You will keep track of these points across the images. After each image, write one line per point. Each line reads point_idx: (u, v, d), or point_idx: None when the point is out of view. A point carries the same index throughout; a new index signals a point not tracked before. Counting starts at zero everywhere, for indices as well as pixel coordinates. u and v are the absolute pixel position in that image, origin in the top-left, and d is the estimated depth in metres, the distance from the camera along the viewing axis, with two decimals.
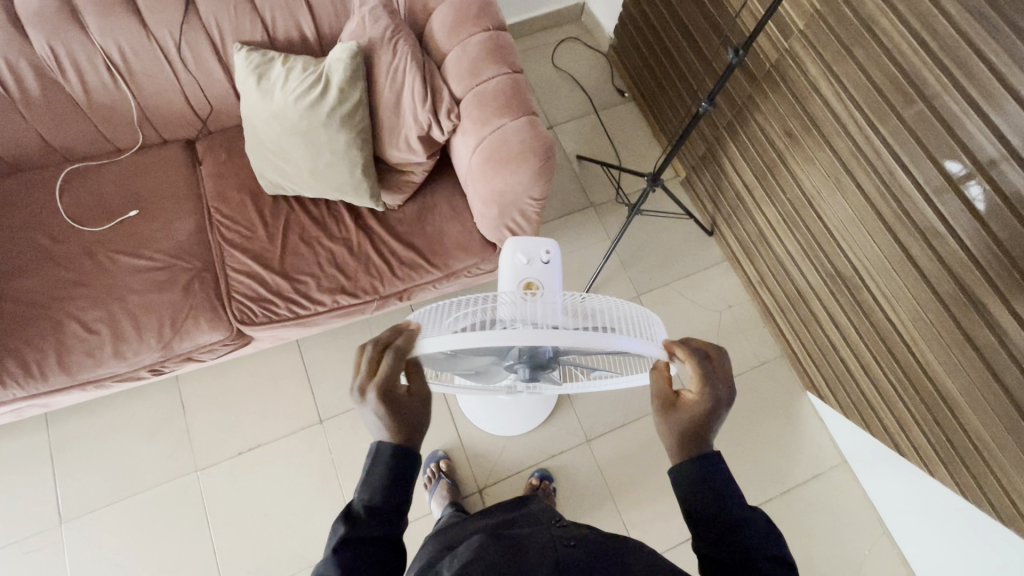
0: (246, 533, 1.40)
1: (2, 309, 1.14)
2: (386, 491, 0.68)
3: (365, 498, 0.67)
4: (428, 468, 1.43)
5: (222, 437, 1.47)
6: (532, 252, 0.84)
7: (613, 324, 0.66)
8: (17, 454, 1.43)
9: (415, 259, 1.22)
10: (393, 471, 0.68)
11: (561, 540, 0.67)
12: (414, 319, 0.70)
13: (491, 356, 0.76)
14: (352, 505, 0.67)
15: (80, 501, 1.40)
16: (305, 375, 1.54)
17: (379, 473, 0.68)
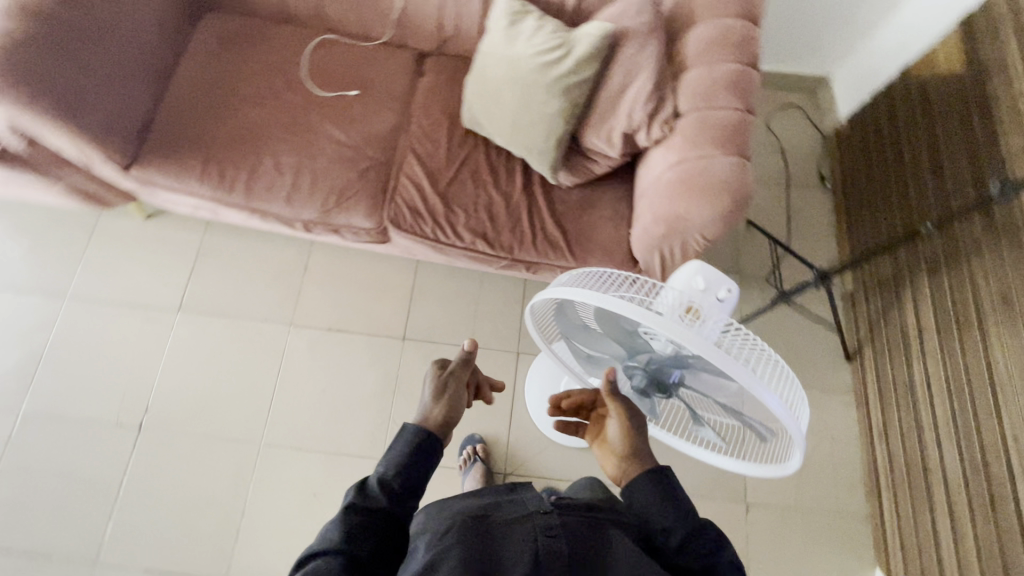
0: (301, 396, 1.53)
1: (227, 122, 1.33)
2: (402, 468, 0.71)
3: (382, 472, 0.71)
4: (465, 449, 1.46)
5: (322, 309, 1.62)
6: (712, 285, 0.80)
7: (764, 374, 0.62)
8: (176, 239, 1.68)
9: (558, 240, 1.24)
10: (420, 447, 0.74)
11: (542, 526, 0.65)
12: (576, 275, 0.74)
13: (620, 349, 0.77)
14: (369, 477, 0.71)
15: (200, 301, 1.61)
16: (408, 292, 1.64)
17: (400, 452, 0.73)
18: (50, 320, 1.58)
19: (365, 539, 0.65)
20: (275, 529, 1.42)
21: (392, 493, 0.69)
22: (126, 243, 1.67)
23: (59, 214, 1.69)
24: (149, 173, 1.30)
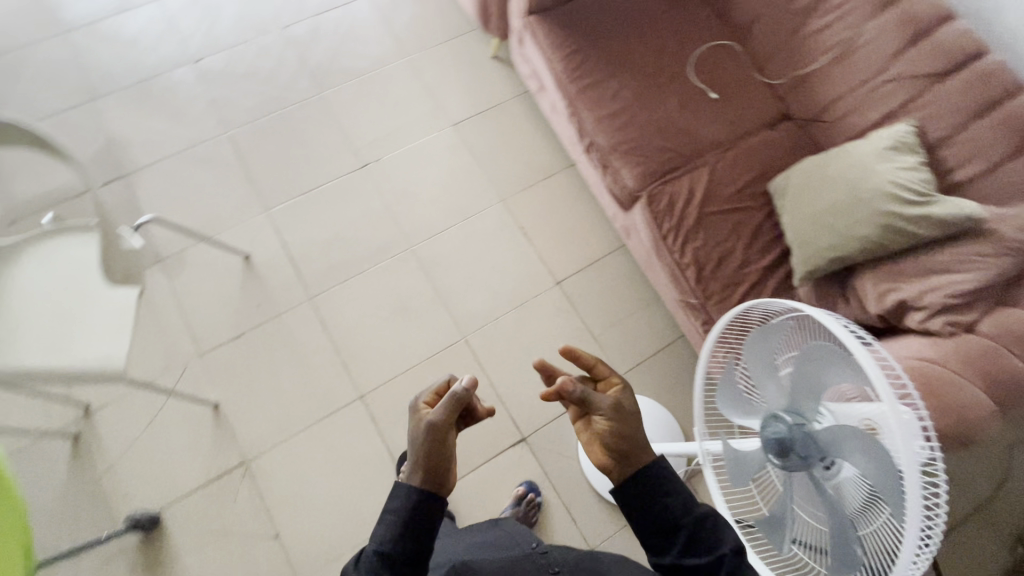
0: (460, 248, 1.71)
1: (614, 39, 1.51)
2: (398, 537, 0.72)
3: (379, 545, 0.72)
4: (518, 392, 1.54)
5: (531, 210, 1.77)
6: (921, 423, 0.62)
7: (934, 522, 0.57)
8: (495, 83, 1.94)
9: None
10: (417, 502, 0.74)
11: None
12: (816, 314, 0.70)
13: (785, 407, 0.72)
14: (366, 548, 0.73)
15: (469, 131, 1.87)
16: (592, 258, 1.71)
17: (391, 518, 0.73)
18: (386, 62, 1.96)
19: None
20: (365, 304, 1.64)
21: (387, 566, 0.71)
22: (467, 60, 1.98)
23: (452, 10, 2.06)
24: (539, 26, 1.52)
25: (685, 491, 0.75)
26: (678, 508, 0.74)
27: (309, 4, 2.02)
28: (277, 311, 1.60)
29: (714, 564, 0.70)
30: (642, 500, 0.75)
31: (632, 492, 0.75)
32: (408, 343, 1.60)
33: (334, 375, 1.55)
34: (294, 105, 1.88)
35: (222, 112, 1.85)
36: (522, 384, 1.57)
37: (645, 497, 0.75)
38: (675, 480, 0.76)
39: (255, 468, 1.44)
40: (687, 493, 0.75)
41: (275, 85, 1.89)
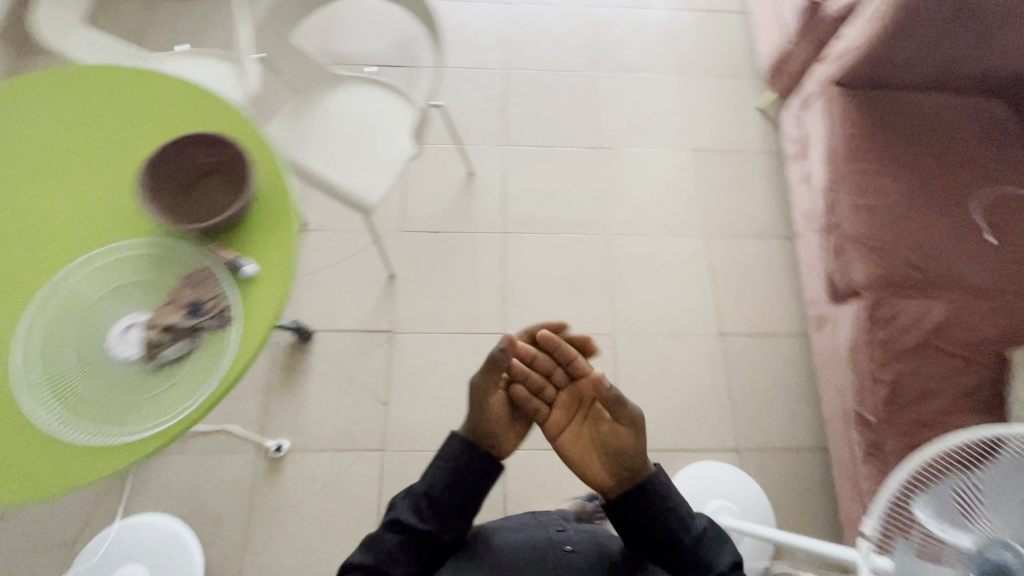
0: (648, 256, 1.75)
1: (909, 141, 1.46)
2: (444, 485, 0.90)
3: (426, 488, 0.91)
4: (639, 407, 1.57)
5: (728, 258, 1.76)
6: None
7: None
8: (750, 131, 1.95)
9: None
10: (466, 460, 0.92)
11: (563, 545, 0.93)
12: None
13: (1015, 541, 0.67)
14: (415, 488, 0.92)
15: (705, 163, 1.90)
16: (766, 331, 1.67)
17: (438, 470, 0.92)
18: (660, 70, 2.05)
19: (409, 553, 0.87)
20: (544, 260, 1.73)
21: (421, 506, 0.89)
22: (734, 100, 2.01)
23: (742, 51, 2.09)
24: (836, 99, 1.53)
25: (683, 510, 0.89)
26: (682, 530, 0.87)
27: None
28: (473, 228, 1.75)
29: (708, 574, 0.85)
30: (650, 514, 0.88)
31: (644, 501, 0.89)
32: (564, 312, 1.66)
33: (491, 304, 1.66)
34: (567, 70, 2.01)
35: (507, 49, 2.03)
36: (644, 403, 1.58)
37: (652, 510, 0.88)
38: (676, 499, 0.89)
39: (397, 340, 1.60)
40: (687, 512, 0.89)
41: (559, 48, 2.05)
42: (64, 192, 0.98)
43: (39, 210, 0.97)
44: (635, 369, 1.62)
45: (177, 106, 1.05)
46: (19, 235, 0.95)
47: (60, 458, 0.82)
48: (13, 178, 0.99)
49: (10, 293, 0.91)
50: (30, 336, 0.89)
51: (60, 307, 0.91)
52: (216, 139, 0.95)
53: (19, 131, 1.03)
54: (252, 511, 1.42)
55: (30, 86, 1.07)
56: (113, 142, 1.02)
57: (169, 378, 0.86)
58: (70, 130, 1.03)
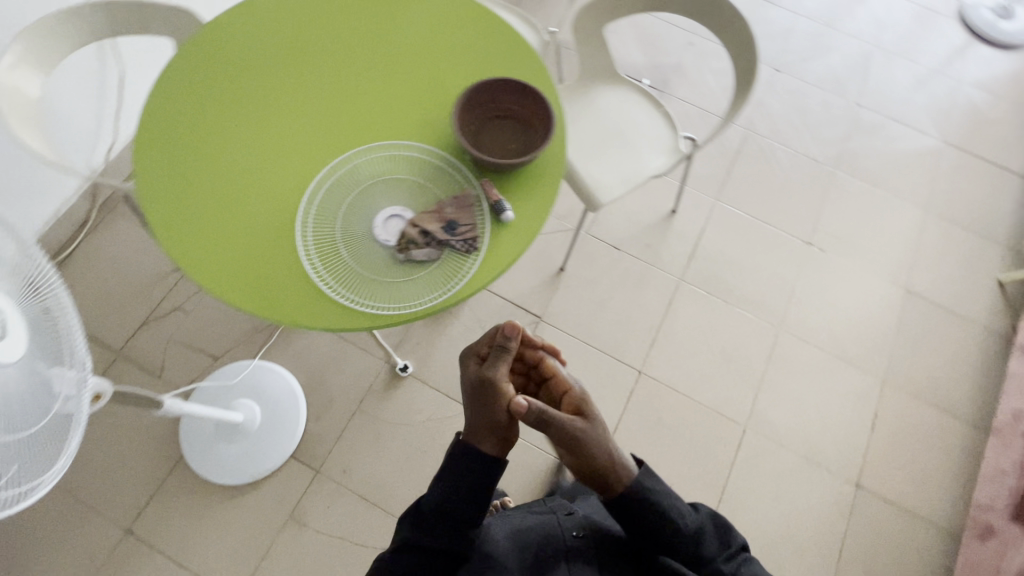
0: (813, 371, 1.64)
1: None
2: (440, 494, 0.89)
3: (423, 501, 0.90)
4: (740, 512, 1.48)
5: (898, 413, 1.60)
6: None
7: None
8: (977, 299, 1.76)
9: None
10: (464, 468, 0.90)
11: (569, 530, 0.98)
12: None
13: None
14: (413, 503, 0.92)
15: (914, 307, 1.74)
16: (909, 508, 1.50)
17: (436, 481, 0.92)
18: (905, 197, 1.90)
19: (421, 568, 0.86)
20: (708, 323, 1.67)
21: (428, 521, 0.88)
22: (973, 260, 1.82)
23: (1002, 216, 1.90)
24: None
25: (676, 511, 0.92)
26: (676, 534, 0.91)
27: (891, 108, 2.05)
28: (653, 262, 1.73)
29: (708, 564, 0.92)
30: (650, 520, 0.91)
31: (641, 509, 0.91)
32: (706, 382, 1.60)
33: (640, 339, 1.64)
34: (809, 156, 1.93)
35: (757, 113, 1.99)
36: (747, 510, 1.48)
37: (652, 513, 0.91)
38: (665, 497, 0.93)
39: (541, 328, 1.63)
40: (682, 513, 0.92)
41: (810, 133, 1.97)
42: (386, 78, 1.08)
43: (361, 85, 1.08)
44: (753, 471, 1.52)
45: (504, 47, 1.12)
46: (339, 98, 1.06)
47: (299, 298, 0.91)
48: (351, 48, 1.11)
49: (313, 143, 1.02)
50: (315, 185, 0.99)
51: (345, 171, 1.00)
52: (534, 93, 1.01)
53: (370, 11, 1.15)
54: (359, 409, 1.52)
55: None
56: (439, 53, 1.11)
57: (410, 275, 0.94)
58: (409, 27, 1.13)
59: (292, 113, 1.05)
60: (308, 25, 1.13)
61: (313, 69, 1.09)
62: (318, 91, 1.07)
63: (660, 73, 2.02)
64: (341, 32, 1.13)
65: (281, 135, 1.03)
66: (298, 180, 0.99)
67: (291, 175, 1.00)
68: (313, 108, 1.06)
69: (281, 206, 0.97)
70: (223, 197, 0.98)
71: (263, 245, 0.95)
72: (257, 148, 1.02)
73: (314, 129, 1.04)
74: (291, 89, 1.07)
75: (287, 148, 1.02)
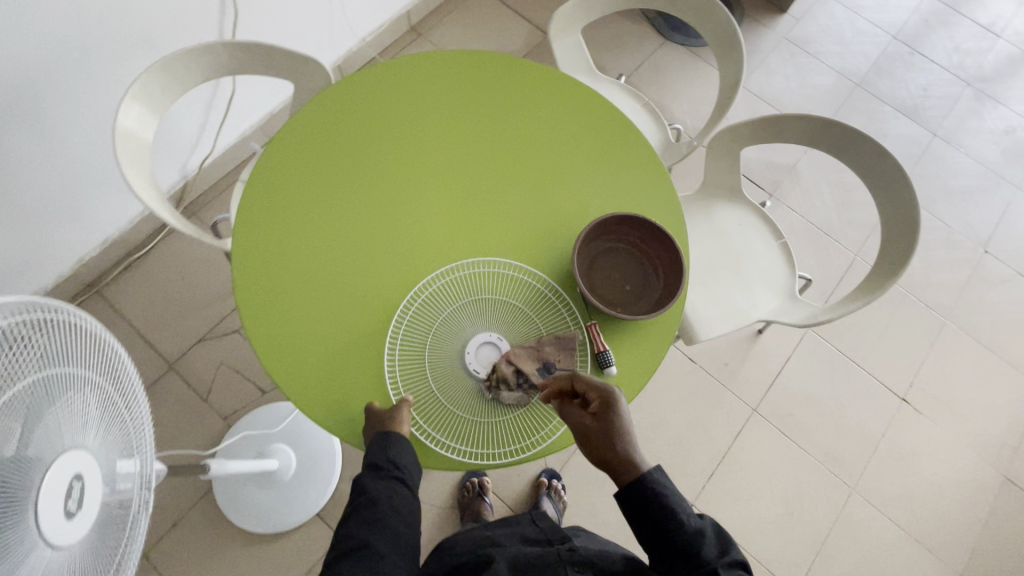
0: (883, 546, 1.48)
1: None
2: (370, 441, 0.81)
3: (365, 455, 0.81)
4: None
5: None
6: None
7: None
8: None
9: None
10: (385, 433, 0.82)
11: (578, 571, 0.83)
12: None
13: None
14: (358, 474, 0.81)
15: (1008, 495, 1.56)
16: None
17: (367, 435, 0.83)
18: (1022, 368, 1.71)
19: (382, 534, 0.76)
20: (775, 466, 1.54)
21: (374, 478, 0.79)
22: None
23: None
24: None
25: (676, 504, 0.73)
26: (675, 525, 0.72)
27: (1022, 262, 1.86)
28: (727, 383, 1.61)
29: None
30: (641, 511, 0.74)
31: (635, 502, 0.74)
32: (762, 532, 1.47)
33: (699, 467, 1.52)
34: (920, 300, 1.76)
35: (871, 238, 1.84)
36: None
37: (650, 507, 0.73)
38: (670, 493, 0.74)
39: None
40: (682, 506, 0.73)
41: (925, 273, 1.81)
42: (505, 187, 1.03)
43: (478, 188, 1.02)
44: None
45: (633, 179, 1.06)
46: (453, 198, 1.01)
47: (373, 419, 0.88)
48: (475, 145, 1.06)
49: (418, 245, 0.97)
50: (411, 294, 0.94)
51: (445, 282, 0.95)
52: (666, 239, 0.92)
53: (502, 106, 1.10)
54: None
55: (531, 72, 1.14)
56: (565, 171, 1.05)
57: (492, 417, 0.88)
58: (539, 137, 1.08)
59: (403, 205, 1.00)
60: (436, 107, 1.08)
61: (431, 160, 1.04)
62: (433, 186, 1.02)
63: (772, 174, 1.88)
64: (468, 124, 1.07)
65: (387, 228, 0.98)
66: (396, 284, 0.95)
67: (390, 276, 0.95)
68: (425, 205, 1.00)
69: (374, 311, 0.93)
70: (318, 286, 0.94)
71: (348, 351, 0.91)
72: (362, 238, 0.97)
73: (422, 228, 0.98)
74: (406, 179, 1.02)
75: (390, 244, 0.97)
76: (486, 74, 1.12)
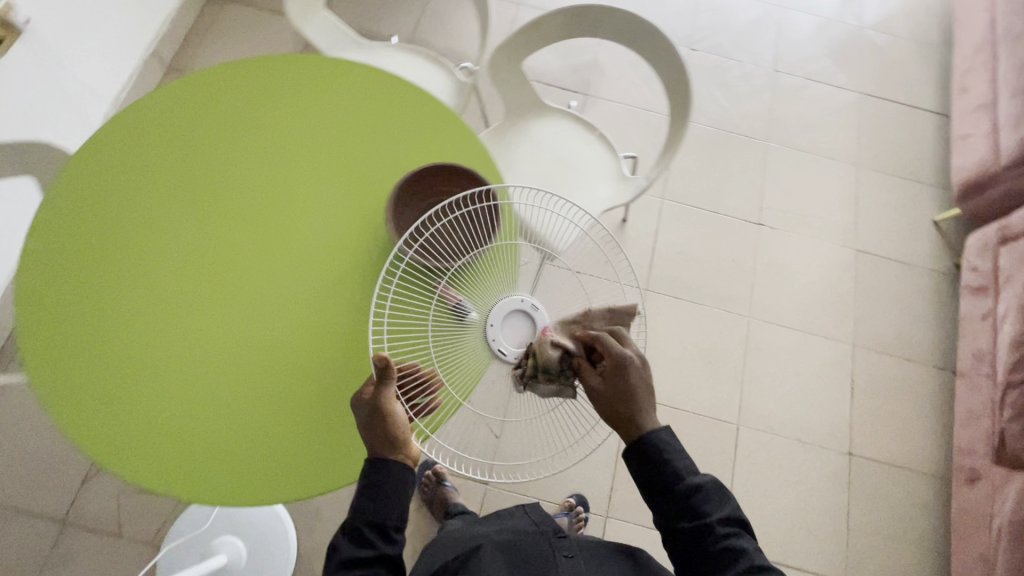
0: (788, 350, 1.67)
1: None
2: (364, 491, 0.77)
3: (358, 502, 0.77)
4: (750, 503, 1.51)
5: (870, 372, 1.67)
6: None
7: None
8: (915, 242, 1.83)
9: None
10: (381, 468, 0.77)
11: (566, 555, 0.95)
12: None
13: None
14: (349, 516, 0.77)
15: (863, 263, 1.80)
16: (896, 458, 1.58)
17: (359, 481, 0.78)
18: (838, 157, 1.94)
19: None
20: (682, 329, 1.66)
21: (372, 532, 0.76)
22: (910, 206, 1.88)
23: (929, 153, 1.96)
24: None
25: (682, 463, 0.76)
26: (680, 480, 0.75)
27: (807, 67, 2.06)
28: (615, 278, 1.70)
29: (701, 530, 0.73)
30: (645, 462, 0.77)
31: (640, 456, 0.77)
32: (693, 389, 1.60)
33: None
34: (741, 135, 1.93)
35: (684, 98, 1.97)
36: (757, 500, 1.51)
37: (655, 465, 0.77)
38: (675, 450, 0.77)
39: None
40: (684, 462, 0.77)
41: (737, 110, 1.97)
42: (309, 202, 1.02)
43: (285, 214, 1.02)
44: (754, 467, 1.54)
45: (430, 141, 1.06)
46: (264, 235, 1.00)
47: (263, 474, 0.90)
48: (264, 171, 1.04)
49: (248, 295, 0.98)
50: (261, 344, 0.95)
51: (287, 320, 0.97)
52: (446, 167, 0.94)
53: (269, 126, 1.07)
54: None
55: (285, 80, 1.10)
56: (360, 161, 1.05)
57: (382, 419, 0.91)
58: (324, 136, 1.06)
59: (217, 263, 0.99)
60: (212, 146, 1.04)
61: (222, 208, 1.01)
62: (239, 232, 1.00)
63: (579, 75, 1.94)
64: (249, 152, 1.04)
65: (211, 291, 0.97)
66: (243, 339, 0.95)
67: (233, 335, 0.96)
68: (236, 257, 0.99)
69: (231, 373, 0.94)
70: (165, 380, 0.92)
71: (219, 422, 0.92)
72: (190, 311, 0.96)
73: (245, 277, 0.98)
74: (204, 239, 0.99)
75: (220, 305, 0.97)
76: (241, 101, 1.08)
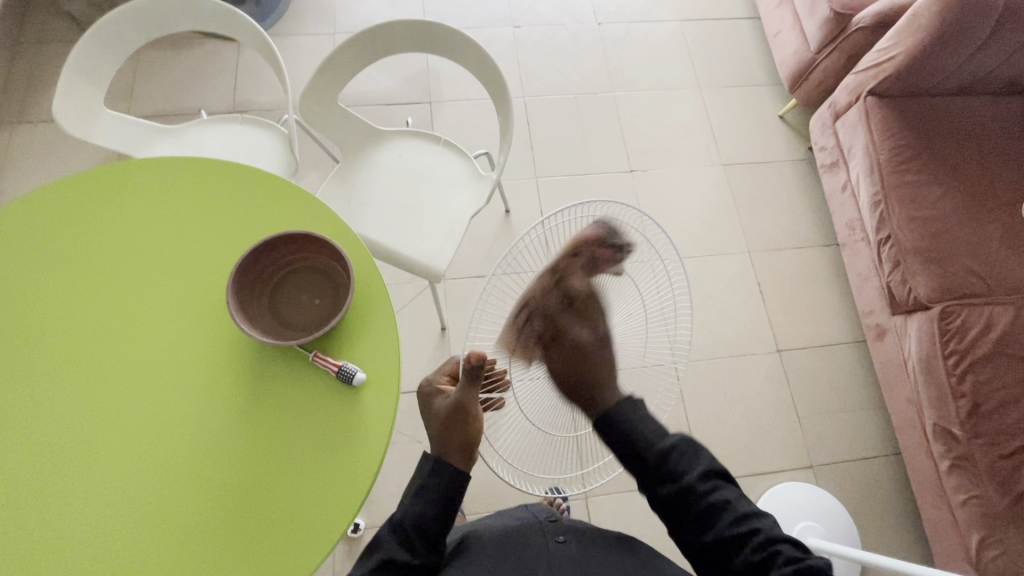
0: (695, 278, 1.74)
1: (943, 149, 1.47)
2: (409, 494, 0.82)
3: (401, 506, 0.81)
4: (709, 431, 1.57)
5: (771, 271, 1.77)
6: None
7: None
8: (770, 141, 1.96)
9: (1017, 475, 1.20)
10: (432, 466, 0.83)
11: (553, 537, 0.86)
12: None
13: None
14: (392, 515, 0.81)
15: (734, 174, 1.90)
16: (817, 338, 1.70)
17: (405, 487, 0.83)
18: (680, 85, 2.02)
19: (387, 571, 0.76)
20: None
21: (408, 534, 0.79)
22: (756, 109, 2.00)
23: (755, 56, 2.09)
24: (874, 109, 1.51)
25: (647, 431, 0.80)
26: (649, 450, 0.78)
27: (625, 11, 2.13)
28: None
29: (683, 492, 0.75)
30: (612, 435, 0.81)
31: (606, 427, 0.82)
32: None
33: None
34: (587, 94, 1.97)
35: (524, 76, 1.98)
36: (714, 425, 1.58)
37: (622, 440, 0.80)
38: (635, 421, 0.81)
39: None
40: (650, 429, 0.80)
41: (576, 71, 2.01)
42: (118, 321, 0.89)
43: (93, 342, 0.88)
44: (700, 396, 1.61)
45: (239, 212, 0.96)
46: (76, 374, 0.86)
47: None
48: (53, 304, 0.89)
49: (73, 447, 0.82)
50: (106, 494, 0.81)
51: (155, 447, 0.83)
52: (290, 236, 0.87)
53: (89, 231, 0.94)
54: None
55: (101, 178, 0.98)
56: (197, 253, 0.93)
57: (291, 532, 0.80)
58: (140, 234, 0.94)
59: (26, 422, 0.83)
60: (19, 274, 0.91)
61: (54, 335, 0.88)
62: (40, 381, 0.85)
63: (417, 86, 1.90)
64: (61, 271, 0.91)
65: (25, 457, 0.82)
66: (78, 501, 0.80)
67: (65, 498, 0.80)
68: (82, 388, 0.85)
69: (79, 541, 0.78)
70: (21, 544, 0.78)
71: None
72: (8, 486, 0.80)
73: (61, 429, 0.83)
74: (45, 372, 0.86)
75: (44, 467, 0.81)
76: (58, 207, 0.96)
